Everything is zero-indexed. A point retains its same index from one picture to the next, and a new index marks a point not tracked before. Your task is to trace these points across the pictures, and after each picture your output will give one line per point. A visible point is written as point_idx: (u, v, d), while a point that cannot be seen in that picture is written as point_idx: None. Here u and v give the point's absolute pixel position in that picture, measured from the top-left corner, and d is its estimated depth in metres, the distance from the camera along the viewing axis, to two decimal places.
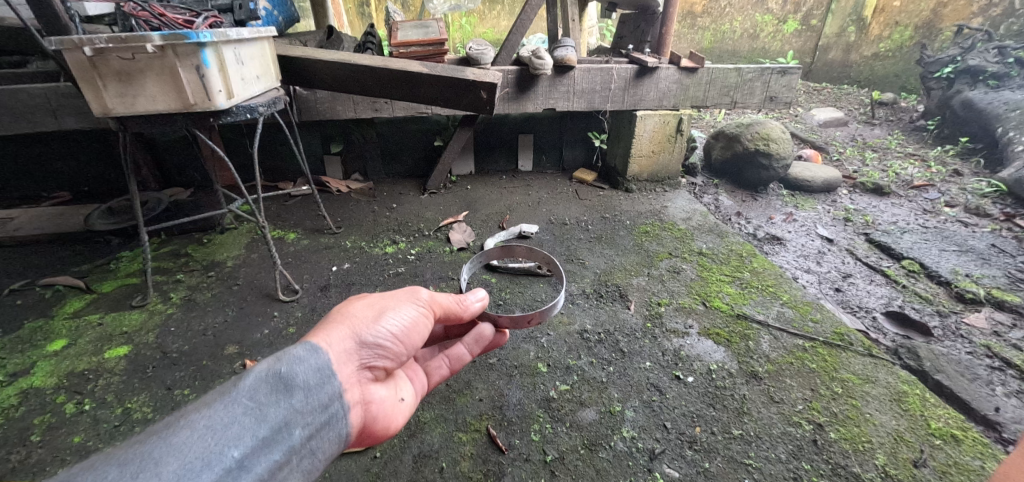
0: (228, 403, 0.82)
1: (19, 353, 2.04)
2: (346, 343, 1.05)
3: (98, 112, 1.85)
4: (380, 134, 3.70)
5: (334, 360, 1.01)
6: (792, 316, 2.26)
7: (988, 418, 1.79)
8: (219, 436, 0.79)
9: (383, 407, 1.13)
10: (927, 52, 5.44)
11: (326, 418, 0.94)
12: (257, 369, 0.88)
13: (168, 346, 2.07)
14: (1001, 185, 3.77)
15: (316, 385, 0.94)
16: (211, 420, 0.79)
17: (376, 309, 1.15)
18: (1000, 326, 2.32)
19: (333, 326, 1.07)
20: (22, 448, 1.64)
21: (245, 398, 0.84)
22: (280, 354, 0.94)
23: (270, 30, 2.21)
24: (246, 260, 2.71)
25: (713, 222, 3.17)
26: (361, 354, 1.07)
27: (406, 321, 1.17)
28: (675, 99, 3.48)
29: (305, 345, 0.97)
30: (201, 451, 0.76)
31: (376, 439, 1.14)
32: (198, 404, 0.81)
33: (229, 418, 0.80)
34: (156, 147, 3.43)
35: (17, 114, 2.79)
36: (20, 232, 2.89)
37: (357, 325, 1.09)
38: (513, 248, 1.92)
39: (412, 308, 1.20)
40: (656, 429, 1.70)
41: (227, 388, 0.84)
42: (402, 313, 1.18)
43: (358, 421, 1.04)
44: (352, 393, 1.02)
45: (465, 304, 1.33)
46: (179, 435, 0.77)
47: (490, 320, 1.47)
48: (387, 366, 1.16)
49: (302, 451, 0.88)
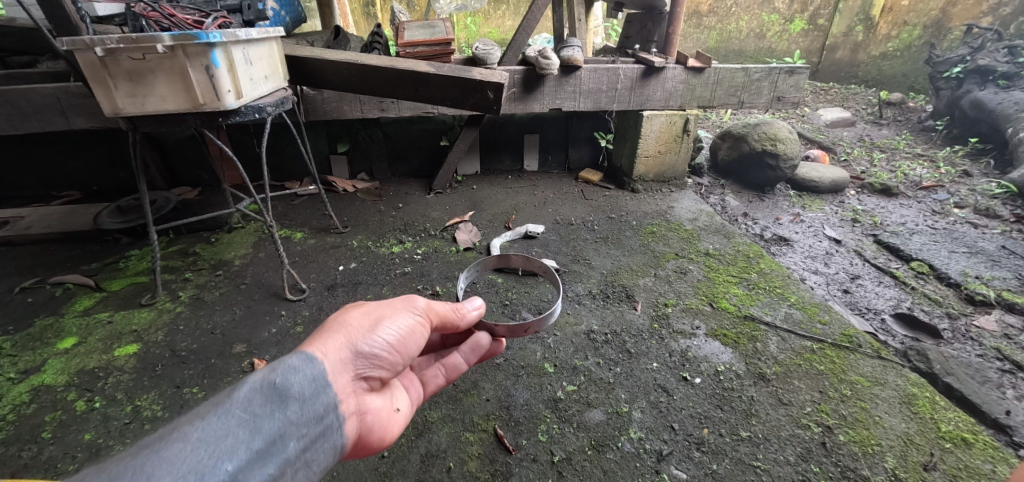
0: (222, 414, 0.82)
1: (30, 351, 2.06)
2: (341, 353, 1.05)
3: (109, 111, 1.86)
4: (386, 134, 3.71)
5: (329, 371, 1.00)
6: (800, 317, 2.25)
7: (999, 421, 1.77)
8: (213, 449, 0.78)
9: (379, 417, 1.11)
10: (935, 52, 5.39)
11: (321, 430, 0.93)
12: (252, 379, 0.88)
13: (177, 344, 2.08)
14: (1012, 186, 3.73)
15: (311, 396, 0.93)
16: (205, 433, 0.78)
17: (372, 318, 1.14)
18: (1010, 329, 2.30)
19: (329, 336, 1.06)
20: (34, 444, 1.65)
21: (240, 410, 0.83)
22: (275, 364, 0.93)
23: (278, 30, 2.23)
24: (254, 259, 2.72)
25: (720, 223, 3.15)
26: (356, 364, 1.06)
27: (402, 330, 1.16)
28: (682, 99, 3.46)
29: (300, 355, 0.96)
30: (195, 465, 0.75)
31: (371, 450, 1.13)
32: (191, 416, 0.80)
33: (223, 431, 0.80)
34: (164, 146, 3.45)
35: (28, 114, 2.82)
36: (31, 231, 2.92)
37: (352, 334, 1.08)
38: (509, 257, 1.84)
39: (408, 317, 1.18)
40: (663, 430, 1.69)
41: (221, 399, 0.84)
42: (397, 322, 1.16)
43: (353, 432, 1.04)
44: (347, 403, 1.02)
45: (462, 312, 1.31)
46: (172, 448, 0.76)
47: (488, 328, 1.44)
48: (383, 375, 1.15)
49: (297, 463, 0.88)
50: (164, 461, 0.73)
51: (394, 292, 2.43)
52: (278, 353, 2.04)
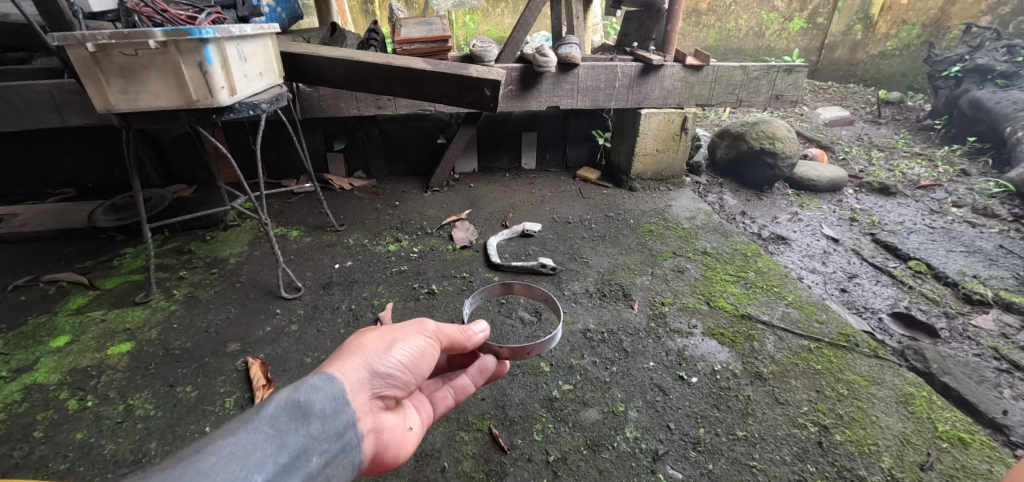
0: (251, 430, 0.84)
1: (22, 349, 2.04)
2: (359, 373, 1.05)
3: (101, 108, 1.84)
4: (383, 132, 3.70)
5: (348, 391, 1.01)
6: (797, 316, 2.24)
7: (996, 421, 1.77)
8: (244, 461, 0.80)
9: (394, 435, 1.10)
10: (934, 51, 5.38)
11: (342, 446, 0.95)
12: (278, 398, 0.90)
13: (171, 342, 2.07)
14: (1010, 185, 3.73)
15: (332, 414, 0.95)
16: (237, 447, 0.81)
17: (386, 340, 1.13)
18: (1008, 328, 2.29)
19: (347, 356, 1.07)
20: (25, 444, 1.63)
21: (267, 426, 0.86)
22: (298, 383, 0.95)
23: (273, 26, 2.21)
24: (249, 257, 2.71)
25: (717, 221, 3.14)
26: (372, 384, 1.06)
27: (415, 351, 1.15)
28: (680, 97, 3.45)
29: (322, 374, 0.98)
30: (228, 476, 0.78)
31: (386, 469, 1.11)
32: (224, 431, 0.83)
33: (253, 445, 0.82)
34: (159, 143, 3.43)
35: (23, 111, 2.81)
36: (24, 228, 2.90)
37: (369, 356, 1.08)
38: (511, 286, 1.85)
39: (421, 340, 1.17)
40: (659, 430, 1.68)
41: (251, 416, 0.86)
42: (410, 342, 1.15)
43: (370, 451, 1.03)
44: (364, 421, 1.02)
45: (469, 334, 1.29)
46: (207, 460, 0.78)
47: (492, 351, 1.43)
48: (397, 394, 1.14)
49: (318, 477, 0.89)
50: (201, 471, 0.76)
51: (390, 291, 2.42)
52: (274, 352, 2.03)
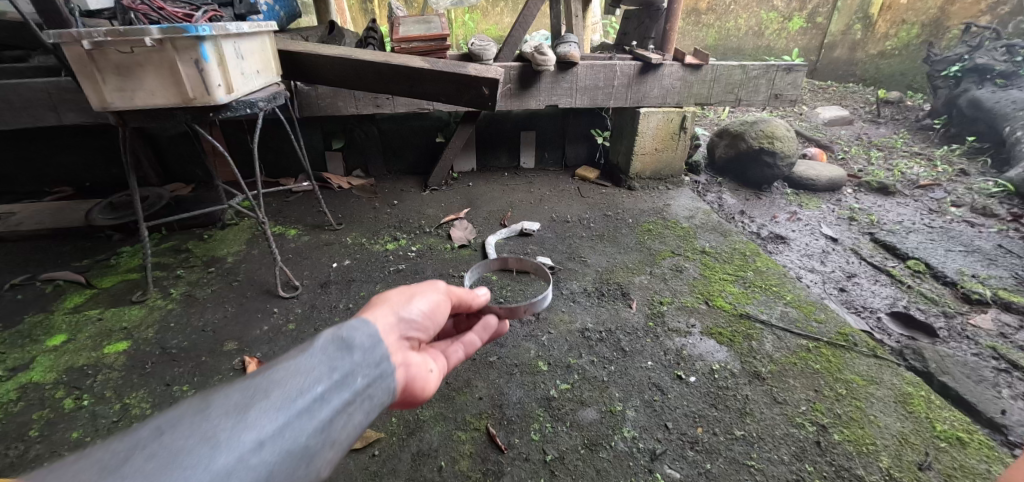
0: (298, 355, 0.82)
1: (19, 348, 2.04)
2: (388, 317, 1.05)
3: (97, 106, 1.83)
4: (382, 130, 3.69)
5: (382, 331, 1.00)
6: (796, 316, 2.23)
7: (994, 421, 1.77)
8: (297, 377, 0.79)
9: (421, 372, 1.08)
10: (934, 51, 5.37)
11: (380, 373, 0.91)
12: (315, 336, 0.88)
13: (167, 342, 2.06)
14: (1008, 185, 3.72)
15: (370, 345, 0.93)
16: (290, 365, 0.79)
17: (406, 293, 1.15)
18: (1006, 328, 2.29)
19: (374, 307, 1.07)
20: (20, 443, 1.63)
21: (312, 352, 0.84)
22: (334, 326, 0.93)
23: (270, 24, 2.20)
24: (247, 256, 2.70)
25: (716, 221, 3.13)
26: (401, 327, 1.06)
27: (432, 303, 1.19)
28: (679, 95, 3.44)
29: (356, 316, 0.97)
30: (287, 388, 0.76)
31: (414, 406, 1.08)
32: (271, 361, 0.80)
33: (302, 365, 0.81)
34: (157, 142, 3.42)
35: (20, 109, 2.80)
36: (21, 227, 2.89)
37: (394, 305, 1.09)
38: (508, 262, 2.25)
39: (434, 294, 1.21)
40: (657, 429, 1.68)
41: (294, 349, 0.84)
42: (427, 296, 1.18)
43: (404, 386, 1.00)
44: (397, 355, 1.01)
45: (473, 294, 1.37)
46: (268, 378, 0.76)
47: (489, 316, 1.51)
48: (420, 339, 1.14)
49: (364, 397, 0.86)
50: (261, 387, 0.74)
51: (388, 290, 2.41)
52: (270, 351, 2.02)
